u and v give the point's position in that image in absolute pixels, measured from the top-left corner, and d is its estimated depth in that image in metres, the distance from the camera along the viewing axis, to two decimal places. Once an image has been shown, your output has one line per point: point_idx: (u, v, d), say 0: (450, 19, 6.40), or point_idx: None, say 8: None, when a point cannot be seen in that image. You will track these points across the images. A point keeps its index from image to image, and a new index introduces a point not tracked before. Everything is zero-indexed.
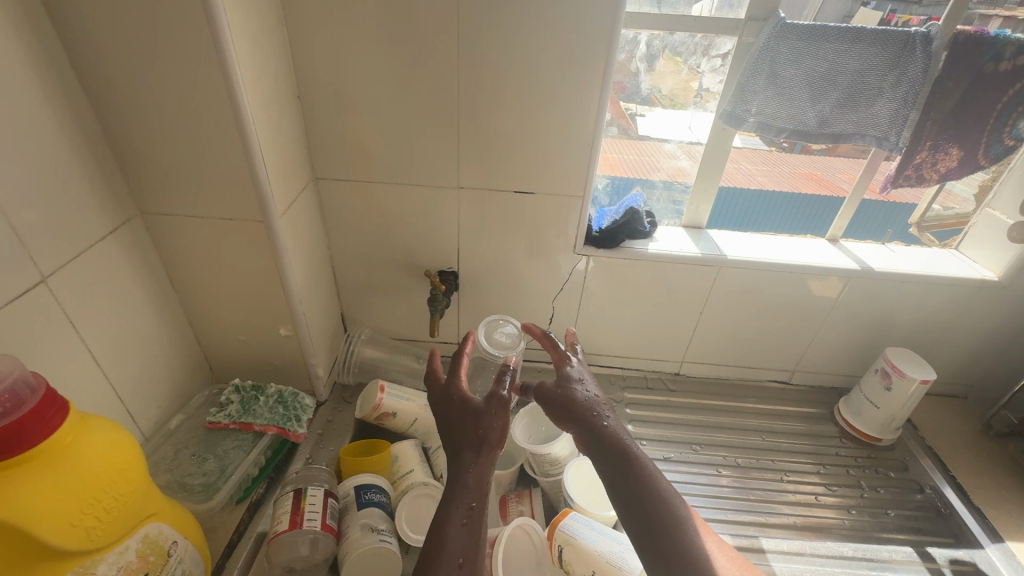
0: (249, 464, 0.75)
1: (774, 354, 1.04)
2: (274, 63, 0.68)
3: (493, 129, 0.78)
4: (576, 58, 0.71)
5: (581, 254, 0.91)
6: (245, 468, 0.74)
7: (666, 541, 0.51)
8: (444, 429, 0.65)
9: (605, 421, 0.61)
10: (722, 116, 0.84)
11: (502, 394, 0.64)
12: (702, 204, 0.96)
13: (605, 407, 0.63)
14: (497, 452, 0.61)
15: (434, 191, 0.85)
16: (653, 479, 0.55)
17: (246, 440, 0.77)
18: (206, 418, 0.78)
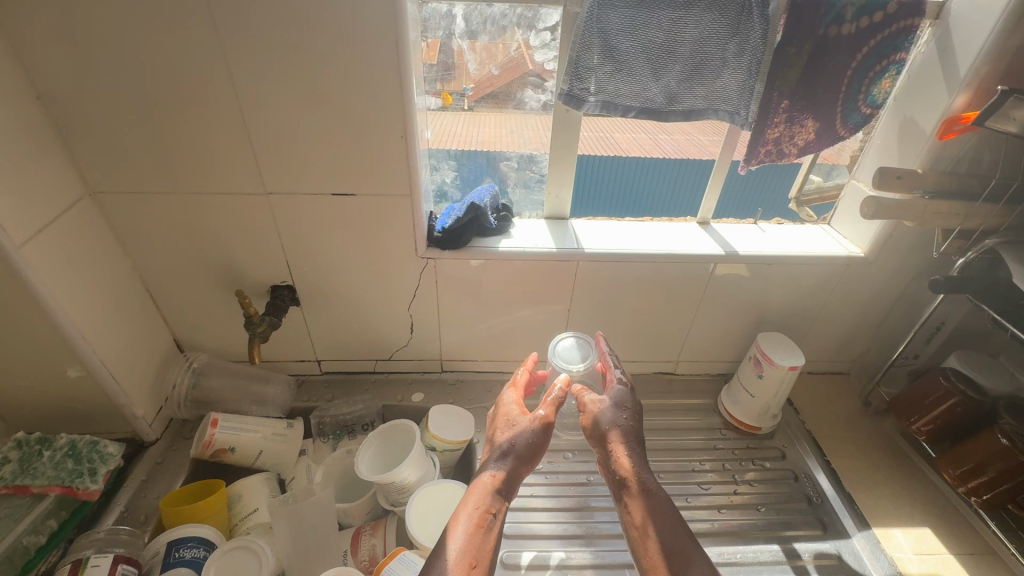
0: (19, 536, 0.63)
1: (655, 347, 0.99)
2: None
3: (287, 125, 0.67)
4: (360, 38, 0.62)
5: (426, 257, 0.82)
6: (13, 542, 0.62)
7: (665, 560, 0.61)
8: (489, 442, 0.77)
9: (624, 451, 0.71)
10: (560, 97, 0.76)
11: (539, 413, 0.75)
12: (561, 193, 0.89)
13: (633, 437, 0.73)
14: (520, 470, 0.71)
15: (240, 198, 0.74)
16: (661, 506, 0.66)
17: (19, 507, 0.65)
18: None
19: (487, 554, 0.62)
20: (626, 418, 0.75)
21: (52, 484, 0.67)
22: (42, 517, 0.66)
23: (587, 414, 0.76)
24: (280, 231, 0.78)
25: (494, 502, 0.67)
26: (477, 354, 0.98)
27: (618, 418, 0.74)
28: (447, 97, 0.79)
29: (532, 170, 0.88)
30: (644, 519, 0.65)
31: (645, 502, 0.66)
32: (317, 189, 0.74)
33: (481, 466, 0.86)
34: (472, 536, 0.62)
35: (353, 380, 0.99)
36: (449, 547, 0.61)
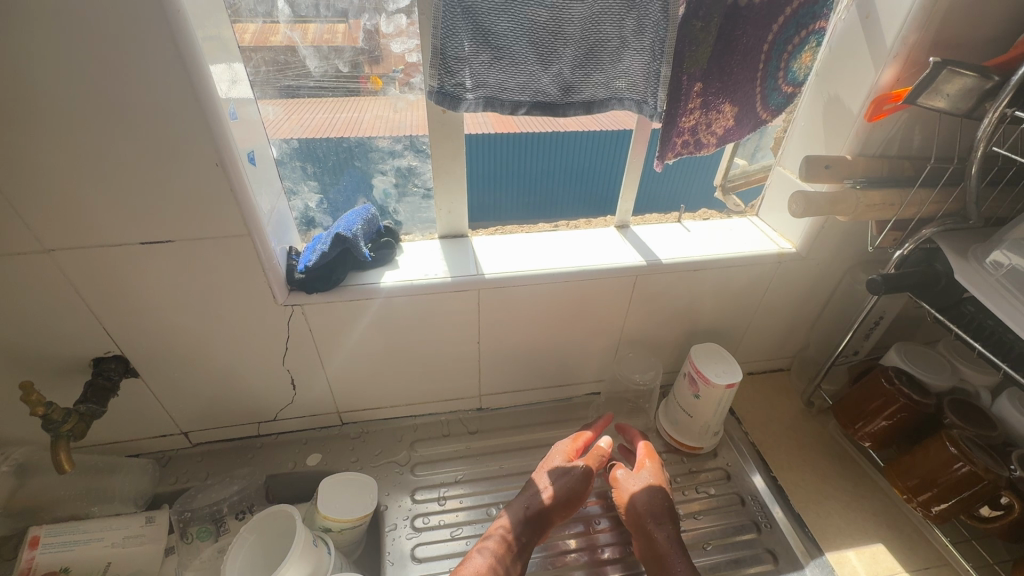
0: None
1: (584, 368, 0.88)
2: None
3: (48, 160, 0.50)
4: (123, 36, 0.44)
5: (290, 304, 0.67)
6: None
7: None
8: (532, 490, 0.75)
9: (663, 531, 0.67)
10: (431, 96, 0.61)
11: (585, 469, 0.73)
12: (452, 208, 0.75)
13: (667, 518, 0.69)
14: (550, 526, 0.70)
15: (10, 260, 0.55)
16: None
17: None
18: None
19: None
20: (659, 497, 0.71)
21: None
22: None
23: (620, 489, 0.73)
24: (84, 294, 0.60)
25: (521, 538, 0.68)
26: (380, 401, 0.84)
27: (654, 498, 0.71)
28: (377, 81, 0.62)
29: (415, 182, 0.73)
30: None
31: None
32: (117, 238, 0.56)
33: (390, 539, 0.73)
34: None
35: (232, 448, 0.82)
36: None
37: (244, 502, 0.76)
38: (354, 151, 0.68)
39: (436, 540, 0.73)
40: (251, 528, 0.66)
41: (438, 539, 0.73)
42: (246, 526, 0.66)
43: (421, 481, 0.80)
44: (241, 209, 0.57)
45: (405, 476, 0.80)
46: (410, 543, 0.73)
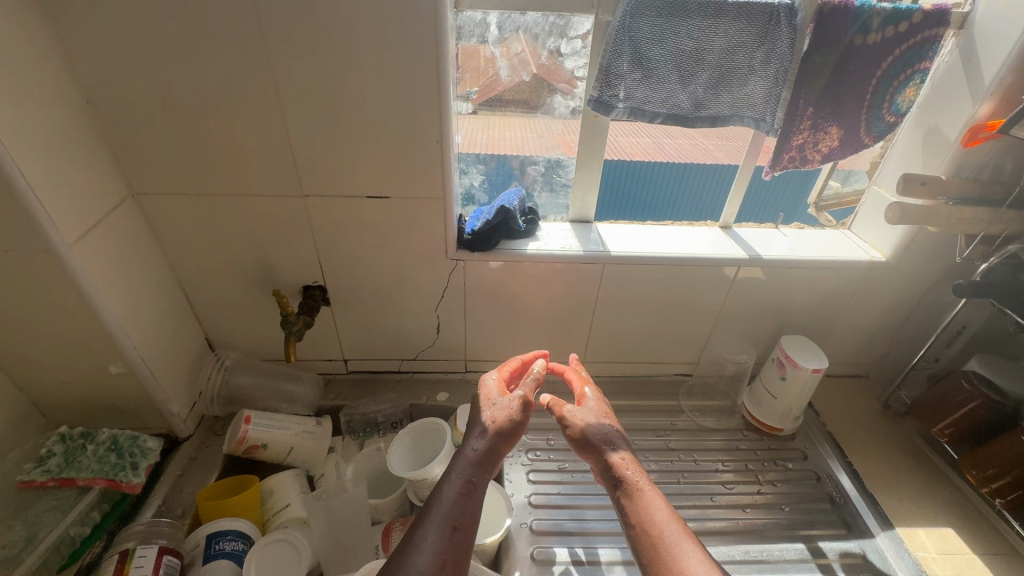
0: (68, 527, 0.65)
1: (677, 349, 1.00)
2: (23, 55, 0.57)
3: (327, 128, 0.69)
4: (402, 43, 0.63)
5: (455, 259, 0.84)
6: (62, 533, 0.64)
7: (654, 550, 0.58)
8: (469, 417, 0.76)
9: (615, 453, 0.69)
10: (590, 103, 0.77)
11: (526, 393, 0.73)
12: (586, 196, 0.90)
13: (618, 440, 0.71)
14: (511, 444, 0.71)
15: (278, 200, 0.76)
16: (610, 520, 0.62)
17: (65, 498, 0.67)
18: (20, 475, 0.68)
19: (473, 516, 0.63)
20: (604, 426, 0.73)
21: (100, 476, 0.69)
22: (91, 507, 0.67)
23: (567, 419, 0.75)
24: (315, 232, 0.80)
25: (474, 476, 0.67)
26: (501, 355, 0.99)
27: (603, 426, 0.73)
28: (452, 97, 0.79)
29: (558, 173, 0.89)
30: (640, 514, 0.62)
31: (644, 498, 0.63)
32: (352, 191, 0.75)
33: (508, 464, 0.88)
34: (457, 500, 0.63)
35: (378, 380, 1.00)
36: (444, 501, 0.63)
37: (396, 414, 0.94)
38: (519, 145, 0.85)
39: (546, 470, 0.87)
40: (406, 434, 0.82)
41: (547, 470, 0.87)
42: (402, 433, 0.83)
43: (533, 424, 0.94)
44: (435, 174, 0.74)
45: None
46: (525, 469, 0.87)
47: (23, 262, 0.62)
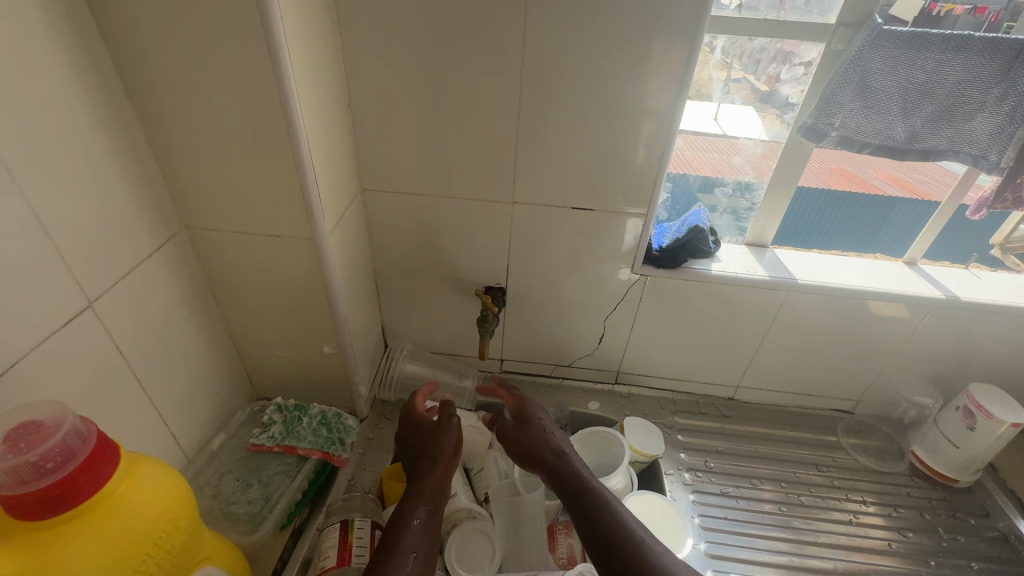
0: (295, 492, 0.71)
1: (841, 384, 0.97)
2: (326, 64, 0.63)
3: (556, 142, 0.72)
4: (652, 67, 0.66)
5: (638, 274, 0.86)
6: (291, 497, 0.70)
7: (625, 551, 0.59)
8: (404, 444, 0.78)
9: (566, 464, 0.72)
10: (801, 129, 0.77)
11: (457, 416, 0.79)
12: (768, 221, 0.89)
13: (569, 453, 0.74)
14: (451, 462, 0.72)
15: (488, 205, 0.80)
16: (592, 518, 0.63)
17: (290, 464, 0.73)
18: (250, 438, 0.75)
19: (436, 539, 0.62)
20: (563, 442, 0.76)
21: (317, 448, 0.75)
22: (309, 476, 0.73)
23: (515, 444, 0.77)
24: (512, 237, 0.84)
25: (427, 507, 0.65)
26: (656, 370, 1.00)
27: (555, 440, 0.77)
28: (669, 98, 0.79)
29: (744, 195, 0.89)
30: (600, 510, 0.64)
31: (592, 496, 0.65)
32: (560, 203, 0.78)
33: (669, 481, 0.88)
34: (423, 531, 0.61)
35: (530, 380, 1.03)
36: (412, 525, 0.61)
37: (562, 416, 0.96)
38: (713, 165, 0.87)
39: (709, 492, 0.86)
40: (578, 439, 0.85)
41: (710, 492, 0.86)
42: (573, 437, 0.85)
43: (689, 444, 0.94)
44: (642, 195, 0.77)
45: (673, 436, 0.95)
46: (688, 489, 0.87)
47: (289, 245, 0.68)
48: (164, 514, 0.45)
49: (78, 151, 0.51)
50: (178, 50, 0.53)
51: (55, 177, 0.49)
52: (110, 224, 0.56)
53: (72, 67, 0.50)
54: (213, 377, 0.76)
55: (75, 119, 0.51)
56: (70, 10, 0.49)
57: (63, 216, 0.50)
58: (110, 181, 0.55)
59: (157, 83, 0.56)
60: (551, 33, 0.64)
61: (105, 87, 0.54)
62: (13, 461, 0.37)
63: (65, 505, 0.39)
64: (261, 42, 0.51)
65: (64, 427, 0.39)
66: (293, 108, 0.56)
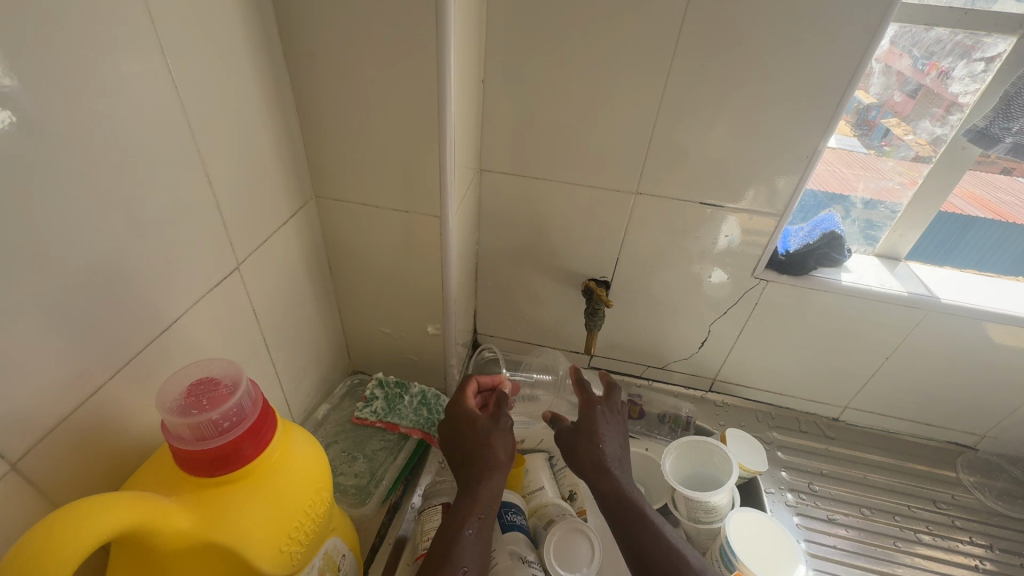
0: (397, 469, 0.72)
1: (963, 415, 0.90)
2: (475, 41, 0.64)
3: (692, 129, 0.71)
4: (810, 55, 0.63)
5: (760, 278, 0.82)
6: (394, 473, 0.72)
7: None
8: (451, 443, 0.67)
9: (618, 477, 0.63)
10: (968, 133, 0.69)
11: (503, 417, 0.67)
12: (906, 233, 0.82)
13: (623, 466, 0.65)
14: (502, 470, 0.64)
15: (608, 192, 0.78)
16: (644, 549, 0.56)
17: (392, 441, 0.75)
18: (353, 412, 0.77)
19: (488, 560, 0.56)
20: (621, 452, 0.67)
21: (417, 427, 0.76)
22: (409, 455, 0.74)
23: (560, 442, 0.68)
24: (625, 230, 0.82)
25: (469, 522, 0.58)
26: (754, 381, 0.96)
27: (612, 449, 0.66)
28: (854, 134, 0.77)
29: (883, 205, 0.81)
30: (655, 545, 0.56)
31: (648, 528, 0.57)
32: (686, 196, 0.77)
33: (770, 500, 0.84)
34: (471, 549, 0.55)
35: (621, 379, 1.00)
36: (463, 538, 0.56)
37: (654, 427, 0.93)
38: (848, 174, 0.79)
39: (815, 518, 0.82)
40: (673, 446, 0.81)
41: (817, 518, 0.82)
42: (670, 446, 0.81)
43: (791, 464, 0.90)
44: (783, 195, 0.74)
45: (772, 453, 0.91)
46: (791, 512, 0.82)
47: (416, 223, 0.69)
48: (310, 485, 0.45)
49: (246, 115, 0.53)
50: (347, 22, 0.55)
51: (228, 138, 0.51)
52: (261, 188, 0.57)
53: (246, 29, 0.51)
54: (325, 346, 0.79)
55: (246, 82, 0.53)
56: None
57: (228, 176, 0.52)
58: (264, 143, 0.57)
59: (317, 52, 0.57)
60: (705, 16, 0.62)
61: (270, 54, 0.56)
62: (197, 417, 0.37)
63: (228, 466, 0.39)
64: (434, 16, 0.53)
65: (239, 388, 0.39)
66: (448, 82, 0.56)
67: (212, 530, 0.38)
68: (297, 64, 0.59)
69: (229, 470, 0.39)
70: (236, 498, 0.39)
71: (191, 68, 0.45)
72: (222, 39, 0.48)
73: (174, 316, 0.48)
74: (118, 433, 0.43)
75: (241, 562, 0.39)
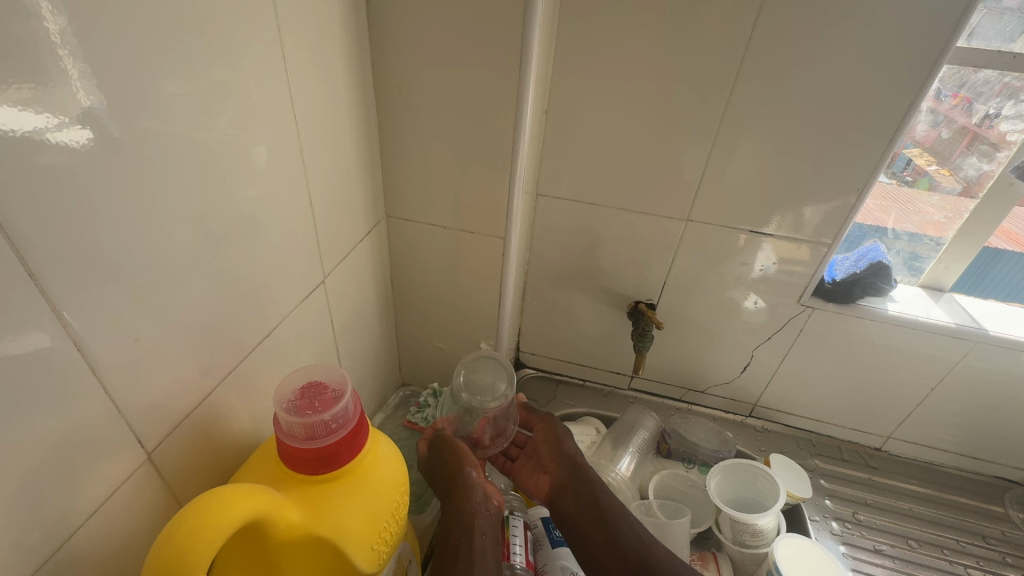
0: None
1: (1013, 450, 0.89)
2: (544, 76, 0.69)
3: (743, 160, 0.74)
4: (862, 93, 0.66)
5: (805, 305, 0.84)
6: None
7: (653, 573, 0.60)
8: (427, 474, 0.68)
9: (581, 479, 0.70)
10: (1016, 169, 0.72)
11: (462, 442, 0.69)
12: (952, 265, 0.83)
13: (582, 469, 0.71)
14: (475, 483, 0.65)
15: (658, 218, 0.82)
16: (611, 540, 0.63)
17: None
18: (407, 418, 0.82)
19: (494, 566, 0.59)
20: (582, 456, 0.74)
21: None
22: None
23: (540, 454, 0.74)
24: (674, 255, 0.85)
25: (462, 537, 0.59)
26: (796, 408, 0.97)
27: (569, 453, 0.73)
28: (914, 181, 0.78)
29: (928, 238, 0.83)
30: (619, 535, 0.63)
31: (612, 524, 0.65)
32: (735, 223, 0.79)
33: (814, 527, 0.84)
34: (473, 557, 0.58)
35: (660, 401, 1.02)
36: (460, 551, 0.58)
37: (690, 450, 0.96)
38: (894, 212, 0.81)
39: (861, 547, 0.82)
40: (718, 468, 0.82)
41: (863, 547, 0.82)
42: (713, 467, 0.82)
43: (834, 492, 0.90)
44: (832, 224, 0.76)
45: (814, 480, 0.91)
46: (836, 540, 0.82)
47: (477, 243, 0.73)
48: (396, 489, 0.47)
49: (337, 140, 0.59)
50: (433, 58, 0.60)
51: (321, 161, 0.56)
52: (342, 207, 0.62)
53: (345, 63, 0.57)
54: (381, 356, 0.82)
55: (340, 111, 0.58)
56: (355, 14, 0.57)
57: (318, 195, 0.57)
58: (348, 166, 0.62)
59: (404, 85, 0.63)
60: (762, 56, 0.66)
61: (362, 85, 0.61)
62: (312, 417, 0.41)
63: (332, 465, 0.42)
64: (514, 55, 0.57)
65: (346, 395, 0.43)
66: (522, 113, 0.61)
67: (319, 524, 0.41)
68: (382, 95, 0.64)
69: (331, 469, 0.42)
70: (338, 495, 0.42)
71: (301, 98, 0.51)
72: (325, 73, 0.54)
73: (267, 320, 0.52)
74: (219, 425, 0.48)
75: (339, 557, 0.42)
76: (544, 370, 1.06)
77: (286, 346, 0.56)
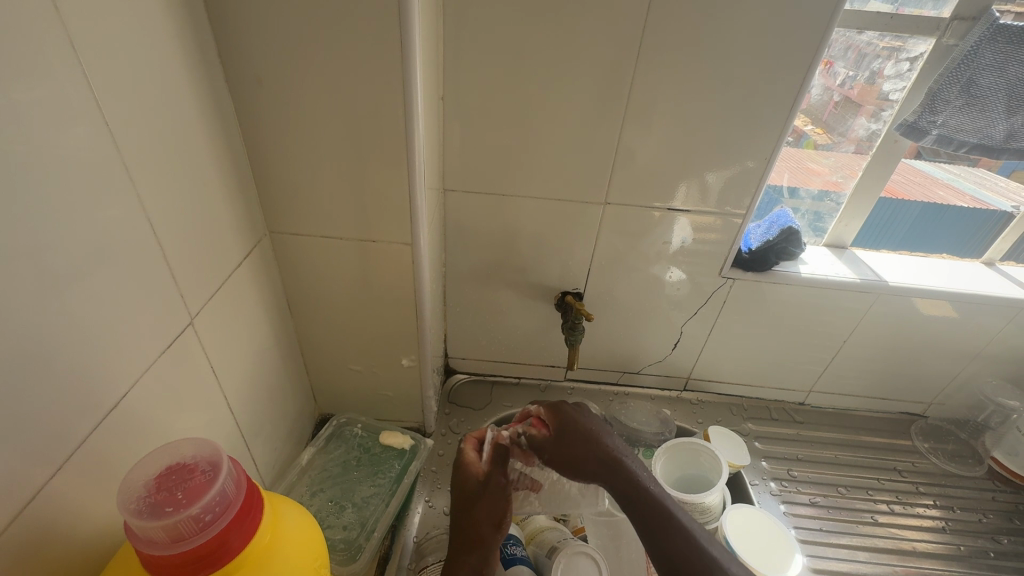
0: (389, 516, 0.69)
1: (915, 387, 0.97)
2: (433, 58, 0.61)
3: (654, 135, 0.71)
4: (761, 61, 0.65)
5: (727, 277, 0.85)
6: (386, 521, 0.68)
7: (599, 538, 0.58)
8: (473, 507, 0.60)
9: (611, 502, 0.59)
10: (900, 126, 0.74)
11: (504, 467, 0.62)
12: (850, 223, 0.87)
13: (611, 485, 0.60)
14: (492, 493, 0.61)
15: (574, 203, 0.78)
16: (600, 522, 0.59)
17: (383, 487, 0.72)
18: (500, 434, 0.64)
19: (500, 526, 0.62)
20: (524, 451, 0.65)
21: (411, 470, 0.74)
22: (402, 498, 0.71)
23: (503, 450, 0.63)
24: (596, 242, 0.82)
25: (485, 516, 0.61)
26: (727, 376, 0.98)
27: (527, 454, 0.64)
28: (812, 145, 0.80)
29: (829, 197, 0.86)
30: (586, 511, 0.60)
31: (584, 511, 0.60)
32: (653, 202, 0.77)
33: (756, 491, 0.86)
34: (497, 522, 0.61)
35: (598, 388, 1.00)
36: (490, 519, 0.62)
37: None
38: (793, 182, 0.84)
39: (798, 502, 0.85)
40: (662, 450, 0.81)
41: (799, 502, 0.85)
42: (658, 451, 0.81)
43: (769, 455, 0.92)
44: (745, 195, 0.77)
45: (749, 444, 0.93)
46: (776, 500, 0.85)
47: (383, 252, 0.64)
48: (310, 565, 0.39)
49: (186, 148, 0.48)
50: (297, 40, 0.50)
51: (167, 175, 0.46)
52: (203, 229, 0.51)
53: (180, 54, 0.46)
54: (288, 390, 0.72)
55: (184, 111, 0.47)
56: None
57: (165, 220, 0.46)
58: (205, 180, 0.51)
59: (263, 77, 0.52)
60: (664, 23, 0.63)
61: (210, 81, 0.50)
62: (173, 515, 0.32)
63: (213, 567, 0.33)
64: (394, 33, 0.49)
65: (221, 473, 0.34)
66: (414, 100, 0.53)
67: None
68: (241, 89, 0.53)
69: (215, 569, 0.33)
70: None
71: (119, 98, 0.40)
72: (155, 66, 0.43)
73: (121, 380, 0.42)
74: (57, 532, 0.37)
75: None
76: (476, 373, 1.00)
77: (152, 411, 0.46)
